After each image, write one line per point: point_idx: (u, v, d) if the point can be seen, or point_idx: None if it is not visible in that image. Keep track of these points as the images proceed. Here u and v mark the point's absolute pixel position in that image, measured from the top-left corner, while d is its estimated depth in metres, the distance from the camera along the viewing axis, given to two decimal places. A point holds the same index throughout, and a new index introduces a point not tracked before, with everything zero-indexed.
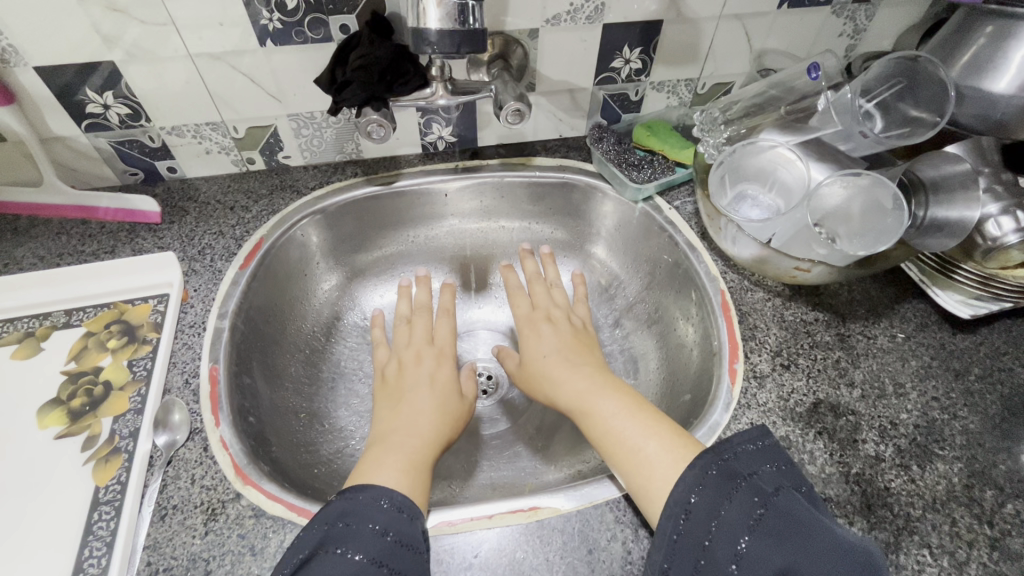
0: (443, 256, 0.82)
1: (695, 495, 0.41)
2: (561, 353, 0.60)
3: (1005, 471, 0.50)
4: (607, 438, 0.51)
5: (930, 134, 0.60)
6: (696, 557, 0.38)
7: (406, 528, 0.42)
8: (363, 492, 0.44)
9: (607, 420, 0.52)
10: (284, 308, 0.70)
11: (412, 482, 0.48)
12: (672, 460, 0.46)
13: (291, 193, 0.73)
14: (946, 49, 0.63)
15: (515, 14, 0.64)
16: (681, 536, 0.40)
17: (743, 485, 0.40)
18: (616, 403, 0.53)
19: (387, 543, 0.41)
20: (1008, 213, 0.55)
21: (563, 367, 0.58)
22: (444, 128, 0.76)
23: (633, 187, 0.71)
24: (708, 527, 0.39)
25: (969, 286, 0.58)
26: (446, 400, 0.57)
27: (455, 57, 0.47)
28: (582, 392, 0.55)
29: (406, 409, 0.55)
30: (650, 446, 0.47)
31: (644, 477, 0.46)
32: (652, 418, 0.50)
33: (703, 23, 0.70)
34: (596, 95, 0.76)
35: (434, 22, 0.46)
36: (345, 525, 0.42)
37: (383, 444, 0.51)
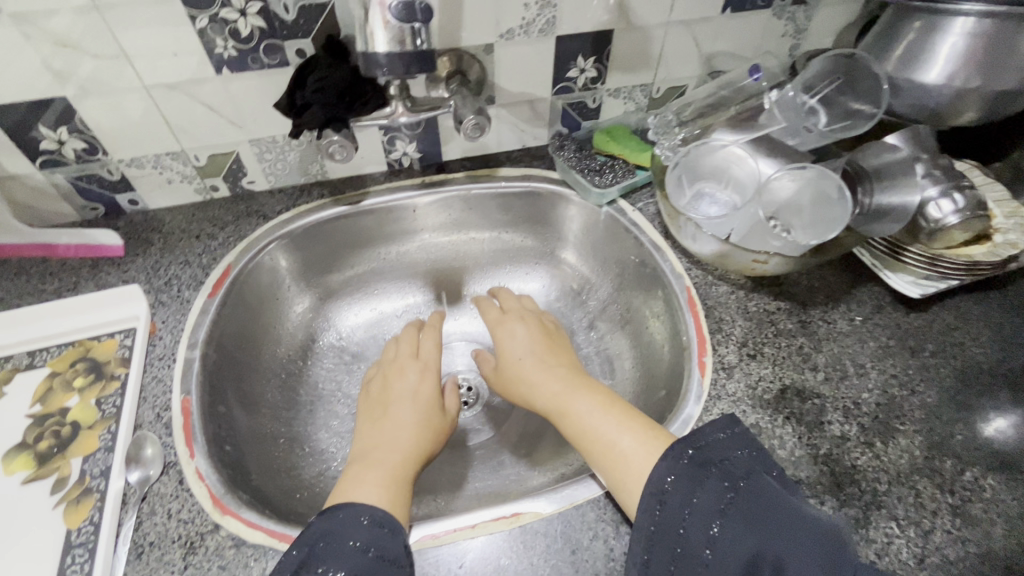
0: (416, 271, 0.83)
1: (672, 478, 0.42)
2: (536, 357, 0.61)
3: (962, 441, 0.52)
4: (585, 437, 0.51)
5: (869, 126, 0.66)
6: (672, 544, 0.39)
7: (388, 544, 0.43)
8: (342, 510, 0.44)
9: (583, 418, 0.52)
10: (257, 333, 0.70)
11: (395, 498, 0.48)
12: (645, 452, 0.47)
13: (257, 218, 0.73)
14: (881, 45, 0.66)
15: (469, 29, 0.66)
16: (657, 526, 0.40)
17: (714, 473, 0.41)
18: (595, 403, 0.53)
19: (369, 558, 0.41)
20: (946, 197, 0.58)
21: (538, 369, 0.59)
22: (408, 144, 0.77)
23: (597, 192, 0.73)
24: (682, 516, 0.40)
25: (918, 266, 0.61)
26: (429, 413, 0.57)
27: (406, 77, 0.48)
28: (560, 394, 0.55)
29: (389, 423, 0.55)
30: (624, 441, 0.48)
31: (620, 470, 0.47)
32: (629, 416, 0.51)
33: (653, 31, 0.72)
34: (555, 104, 0.78)
35: (383, 45, 0.46)
36: (325, 544, 0.42)
37: (365, 462, 0.51)
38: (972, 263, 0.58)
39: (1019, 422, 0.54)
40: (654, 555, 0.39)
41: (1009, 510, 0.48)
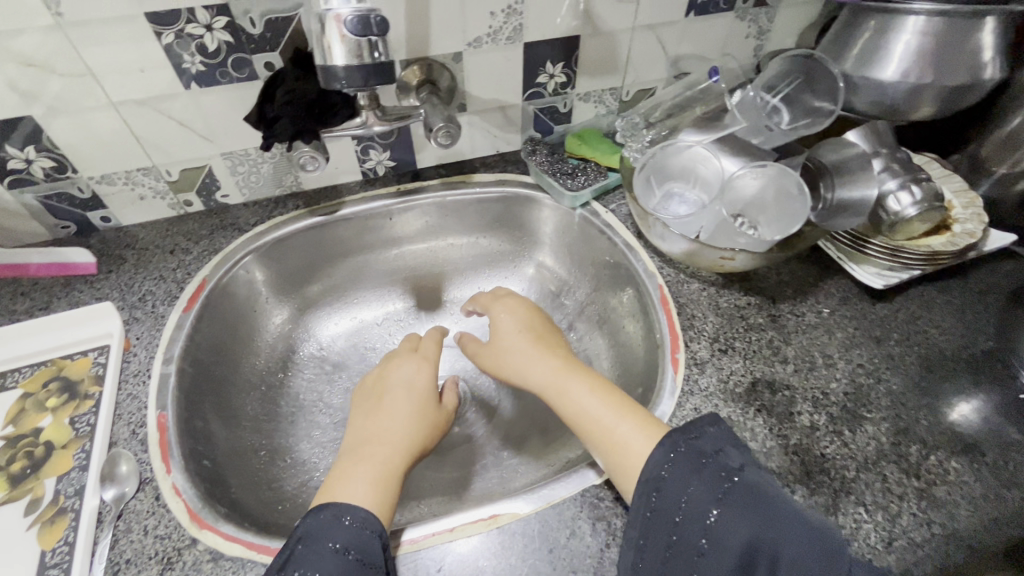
0: (394, 279, 0.83)
1: (667, 467, 0.43)
2: (530, 344, 0.60)
3: (927, 426, 0.54)
4: (584, 423, 0.52)
5: (827, 123, 0.68)
6: (668, 532, 0.40)
7: (368, 545, 0.43)
8: (326, 510, 0.45)
9: (578, 402, 0.53)
10: (235, 346, 0.70)
11: (383, 495, 0.48)
12: (640, 437, 0.48)
13: (232, 231, 0.73)
14: (840, 45, 0.69)
15: (437, 39, 0.66)
16: (653, 513, 0.42)
17: (708, 466, 0.42)
18: (589, 389, 0.54)
19: (349, 561, 0.42)
20: (905, 188, 0.61)
21: (533, 356, 0.59)
22: (382, 153, 0.77)
23: (570, 196, 0.74)
24: (677, 505, 0.41)
25: (880, 257, 0.62)
26: (425, 407, 0.57)
27: (364, 90, 0.48)
28: (558, 384, 0.55)
29: (385, 415, 0.55)
30: (620, 427, 0.49)
31: (620, 455, 0.47)
32: (623, 402, 0.52)
33: (619, 35, 0.74)
34: (526, 110, 0.79)
35: (340, 59, 0.46)
36: (304, 547, 0.42)
37: (358, 455, 0.51)
38: (932, 253, 0.60)
39: (980, 406, 0.55)
40: (652, 543, 0.41)
41: (973, 492, 0.49)
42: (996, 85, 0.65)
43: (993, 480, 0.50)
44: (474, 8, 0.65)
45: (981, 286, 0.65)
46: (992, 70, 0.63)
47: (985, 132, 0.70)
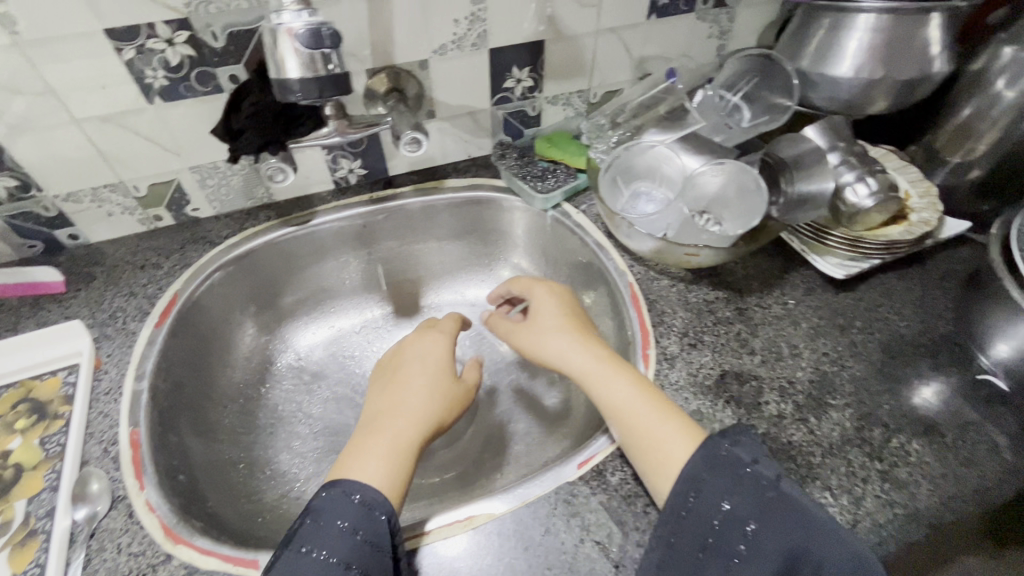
0: (371, 286, 0.84)
1: (707, 472, 0.43)
2: (562, 328, 0.59)
3: (888, 410, 0.56)
4: (620, 416, 0.51)
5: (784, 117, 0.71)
6: (704, 535, 0.41)
7: (375, 526, 0.44)
8: (338, 486, 0.46)
9: (618, 396, 0.52)
10: (211, 360, 0.70)
11: (394, 471, 0.48)
12: (681, 442, 0.47)
13: (203, 244, 0.73)
14: (795, 44, 0.70)
15: (402, 47, 0.67)
16: (688, 514, 0.42)
17: (747, 475, 0.42)
18: (625, 380, 0.53)
19: (356, 542, 0.42)
20: (862, 180, 0.63)
21: (566, 339, 0.57)
22: (353, 161, 0.77)
23: (541, 198, 0.74)
24: (717, 510, 0.41)
25: (840, 248, 0.64)
26: (446, 385, 0.56)
27: (320, 101, 0.49)
28: (599, 378, 0.54)
29: (402, 391, 0.54)
30: (659, 426, 0.48)
31: (658, 457, 0.47)
32: (661, 402, 0.51)
33: (583, 39, 0.75)
34: (495, 115, 0.80)
35: (294, 72, 0.47)
36: (315, 523, 0.43)
37: (372, 429, 0.51)
38: (890, 243, 0.62)
39: (939, 389, 0.57)
40: (681, 544, 0.42)
41: (933, 471, 0.51)
42: (945, 77, 0.67)
43: (952, 459, 0.52)
44: (438, 16, 0.65)
45: (939, 272, 0.67)
46: (941, 63, 0.65)
47: (938, 123, 0.72)
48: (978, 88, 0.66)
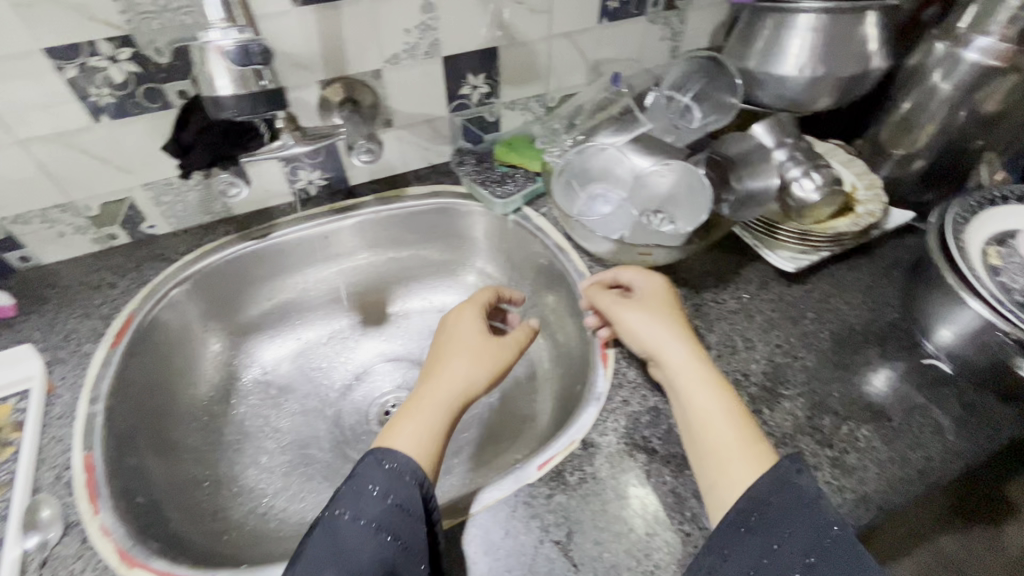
0: (338, 297, 0.84)
1: (774, 496, 0.43)
2: (662, 323, 0.56)
3: (839, 399, 0.57)
4: (695, 423, 0.50)
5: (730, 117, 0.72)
6: (759, 555, 0.41)
7: (404, 492, 0.46)
8: (374, 455, 0.49)
9: (701, 405, 0.50)
10: (172, 378, 0.69)
11: (431, 446, 0.51)
12: (751, 471, 0.46)
13: (161, 261, 0.72)
14: (743, 43, 0.71)
15: (354, 57, 0.67)
16: (748, 533, 0.42)
17: (811, 513, 0.42)
18: (711, 384, 0.52)
19: (387, 505, 0.45)
20: (807, 175, 0.65)
21: (664, 335, 0.55)
22: (312, 172, 0.77)
23: (500, 203, 0.75)
24: (779, 534, 0.41)
25: (792, 242, 0.66)
26: (485, 360, 0.58)
27: (254, 118, 0.49)
28: (688, 382, 0.52)
29: (450, 366, 0.56)
30: (733, 444, 0.47)
31: (718, 474, 0.47)
32: (743, 421, 0.49)
33: (536, 44, 0.76)
34: (454, 121, 0.80)
35: (227, 90, 0.47)
36: (349, 487, 0.47)
37: (417, 404, 0.53)
38: (838, 235, 0.64)
39: (886, 376, 0.59)
40: (735, 560, 0.41)
41: (880, 456, 0.53)
42: (884, 73, 0.69)
43: (899, 443, 0.54)
44: (388, 25, 0.66)
45: (887, 261, 0.69)
46: (880, 59, 0.67)
47: (881, 118, 0.74)
48: (916, 82, 0.68)
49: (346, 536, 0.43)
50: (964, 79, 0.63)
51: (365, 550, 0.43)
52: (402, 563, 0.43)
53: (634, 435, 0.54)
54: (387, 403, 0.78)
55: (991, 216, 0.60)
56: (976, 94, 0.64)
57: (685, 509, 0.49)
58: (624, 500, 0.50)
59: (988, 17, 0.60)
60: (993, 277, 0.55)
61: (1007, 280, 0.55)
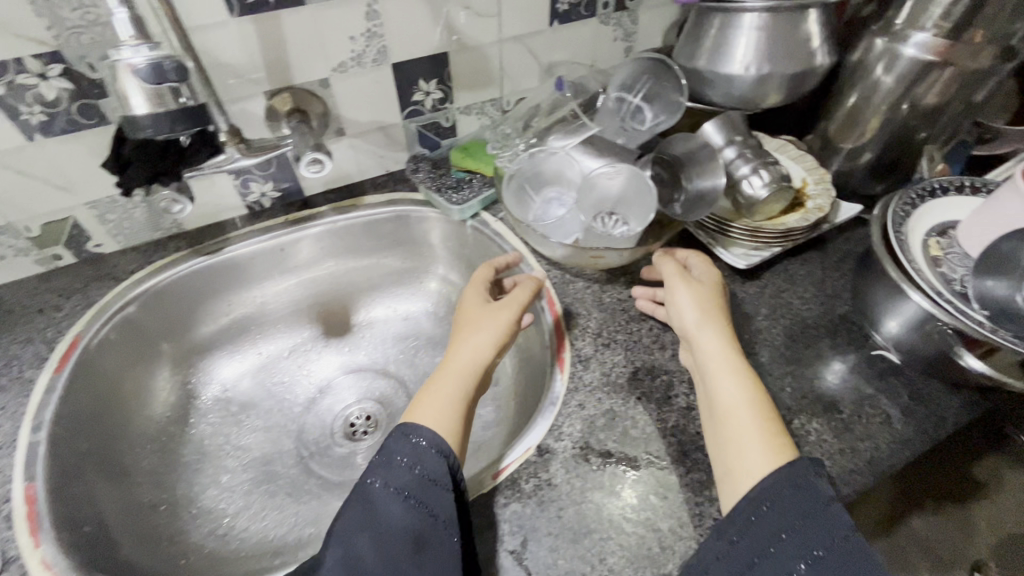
0: (299, 309, 0.82)
1: (790, 489, 0.43)
2: (699, 309, 0.56)
3: (791, 393, 0.58)
4: (719, 408, 0.51)
5: (675, 117, 0.70)
6: (767, 542, 0.42)
7: (431, 463, 0.49)
8: (400, 428, 0.52)
9: (724, 392, 0.51)
10: (124, 401, 0.68)
11: (451, 420, 0.53)
12: (766, 463, 0.46)
13: (109, 281, 0.70)
14: (691, 43, 0.71)
15: (299, 67, 0.66)
16: (758, 520, 0.43)
17: (824, 510, 0.42)
18: (740, 374, 0.52)
19: (414, 475, 0.48)
20: (757, 172, 0.65)
21: (696, 319, 0.56)
22: (264, 184, 0.76)
23: (457, 210, 0.75)
24: (787, 524, 0.41)
25: (743, 238, 0.66)
26: (494, 326, 0.59)
27: (173, 135, 0.47)
28: (717, 368, 0.53)
29: (466, 342, 0.59)
30: (754, 435, 0.48)
31: (733, 462, 0.48)
32: (767, 414, 0.49)
33: (487, 49, 0.75)
34: (408, 128, 0.79)
35: (141, 109, 0.46)
36: (380, 458, 0.50)
37: (436, 383, 0.56)
38: (787, 231, 0.65)
39: (838, 368, 0.60)
40: (740, 546, 0.42)
41: (831, 448, 0.54)
42: (829, 68, 0.70)
43: (848, 435, 0.54)
44: (332, 34, 0.65)
45: (838, 254, 0.71)
46: (824, 55, 0.68)
47: (829, 113, 0.75)
48: (860, 77, 0.69)
49: (378, 503, 0.47)
50: (905, 73, 0.64)
51: (395, 517, 0.45)
52: (429, 531, 0.45)
53: (589, 438, 0.54)
54: (352, 415, 0.78)
55: (932, 208, 0.61)
56: (916, 87, 0.65)
57: (639, 511, 0.49)
58: (579, 504, 0.50)
59: (923, 12, 0.61)
60: (934, 268, 0.56)
61: (948, 271, 0.56)
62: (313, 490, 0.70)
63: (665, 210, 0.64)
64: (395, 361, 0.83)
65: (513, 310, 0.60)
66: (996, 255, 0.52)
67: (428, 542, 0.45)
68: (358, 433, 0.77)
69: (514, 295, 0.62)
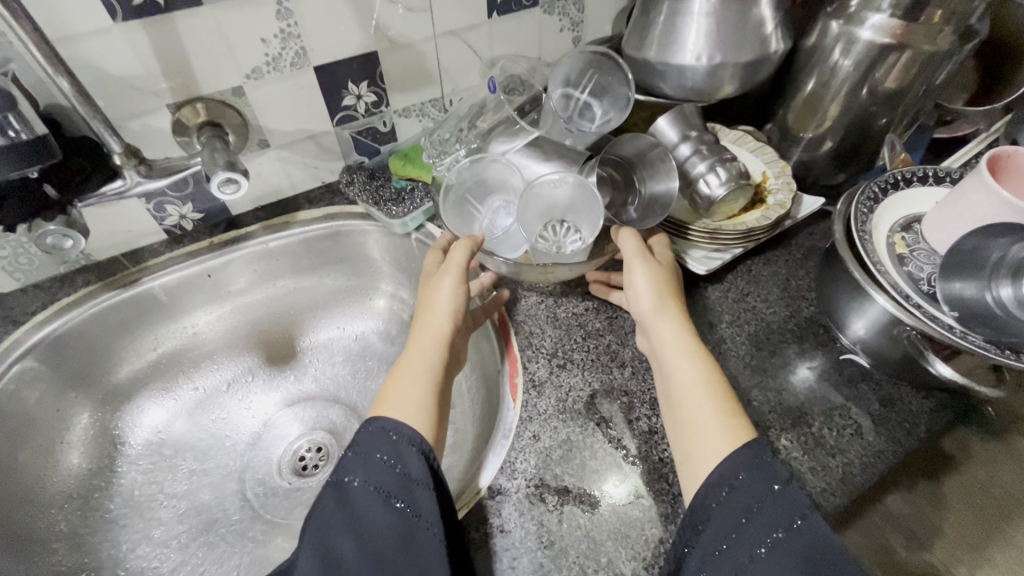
0: (235, 336, 0.76)
1: (744, 473, 0.42)
2: (657, 291, 0.53)
3: (759, 406, 0.55)
4: (678, 394, 0.49)
5: (625, 113, 0.63)
6: (728, 528, 0.40)
7: (411, 461, 0.45)
8: (371, 425, 0.47)
9: (681, 377, 0.49)
10: (23, 468, 0.60)
11: (422, 408, 0.49)
12: (723, 444, 0.44)
13: (6, 325, 0.62)
14: (640, 33, 0.67)
15: (206, 75, 0.59)
16: (719, 507, 0.42)
17: (778, 491, 0.41)
18: (694, 356, 0.50)
19: (395, 474, 0.44)
20: (713, 171, 0.61)
21: (652, 302, 0.53)
22: (183, 207, 0.69)
23: (399, 222, 0.70)
24: (747, 509, 0.40)
25: (702, 241, 0.62)
26: (446, 299, 0.54)
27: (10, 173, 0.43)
28: (673, 353, 0.51)
29: (420, 325, 0.54)
30: (711, 417, 0.46)
31: (691, 448, 0.46)
32: (725, 394, 0.48)
33: (422, 45, 0.69)
34: (341, 135, 0.73)
35: None
36: (355, 455, 0.46)
37: (399, 372, 0.52)
38: (747, 231, 0.61)
39: (805, 375, 0.57)
40: (705, 536, 0.41)
41: (801, 466, 0.50)
42: (785, 55, 0.66)
43: (819, 451, 0.51)
44: (240, 36, 0.58)
45: (802, 251, 0.68)
46: (779, 41, 0.64)
47: (787, 102, 0.72)
48: (817, 62, 0.65)
49: (358, 504, 0.43)
50: (862, 57, 0.60)
51: (377, 519, 0.42)
52: (413, 533, 0.42)
53: (545, 475, 0.50)
54: (301, 448, 0.72)
55: (894, 202, 0.58)
56: (875, 72, 0.61)
57: (599, 555, 0.45)
58: (534, 552, 0.45)
59: None
60: (900, 266, 0.53)
61: (914, 269, 0.53)
62: (258, 537, 0.64)
63: (618, 217, 0.60)
64: (345, 387, 0.77)
65: (456, 278, 0.55)
66: (961, 253, 0.49)
67: (412, 544, 0.41)
68: (308, 468, 0.71)
69: (450, 259, 0.56)
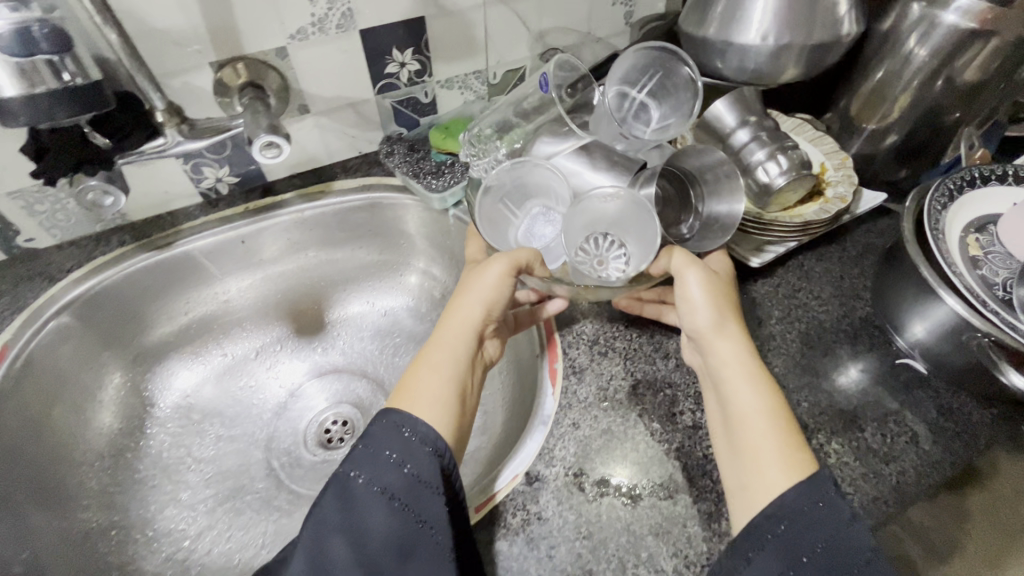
0: (264, 306, 0.75)
1: (812, 506, 0.39)
2: (716, 306, 0.50)
3: (808, 408, 0.52)
4: (737, 419, 0.46)
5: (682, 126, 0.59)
6: (784, 564, 0.38)
7: (423, 460, 0.43)
8: (386, 417, 0.45)
9: (740, 401, 0.46)
10: (54, 426, 0.60)
11: (444, 404, 0.47)
12: (783, 478, 0.41)
13: (43, 282, 0.62)
14: (701, 9, 0.63)
15: (249, 33, 0.57)
16: (775, 538, 0.39)
17: (824, 508, 0.39)
18: (756, 379, 0.47)
19: (403, 476, 0.43)
20: (773, 159, 0.59)
21: (710, 317, 0.49)
22: (218, 170, 0.68)
23: (437, 197, 0.69)
24: (810, 547, 0.38)
25: (756, 232, 0.60)
26: (489, 287, 0.51)
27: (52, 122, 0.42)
28: (733, 375, 0.47)
29: (453, 313, 0.52)
30: (773, 449, 0.43)
31: (746, 476, 0.43)
32: (786, 423, 0.45)
33: (470, 14, 0.66)
34: (382, 104, 0.71)
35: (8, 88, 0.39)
36: (364, 447, 0.44)
37: (421, 360, 0.50)
38: (805, 223, 0.58)
39: (854, 375, 0.55)
40: (755, 566, 0.38)
41: (851, 473, 0.48)
42: (856, 39, 0.62)
43: (871, 458, 0.49)
44: None
45: (857, 249, 0.65)
46: (852, 24, 0.59)
47: (851, 90, 0.68)
48: (891, 48, 0.61)
49: (361, 503, 0.42)
50: (942, 45, 0.56)
51: (378, 523, 0.41)
52: (415, 539, 0.41)
53: (584, 464, 0.48)
54: (326, 421, 0.71)
55: (968, 202, 0.55)
56: (955, 61, 0.57)
57: (639, 550, 0.44)
58: (572, 542, 0.44)
59: None
60: (973, 270, 0.50)
61: (988, 274, 0.50)
62: (284, 507, 0.64)
63: (672, 232, 0.59)
64: (373, 360, 0.76)
65: (508, 265, 0.50)
66: None
67: (413, 549, 0.41)
68: (333, 441, 0.70)
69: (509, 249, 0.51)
